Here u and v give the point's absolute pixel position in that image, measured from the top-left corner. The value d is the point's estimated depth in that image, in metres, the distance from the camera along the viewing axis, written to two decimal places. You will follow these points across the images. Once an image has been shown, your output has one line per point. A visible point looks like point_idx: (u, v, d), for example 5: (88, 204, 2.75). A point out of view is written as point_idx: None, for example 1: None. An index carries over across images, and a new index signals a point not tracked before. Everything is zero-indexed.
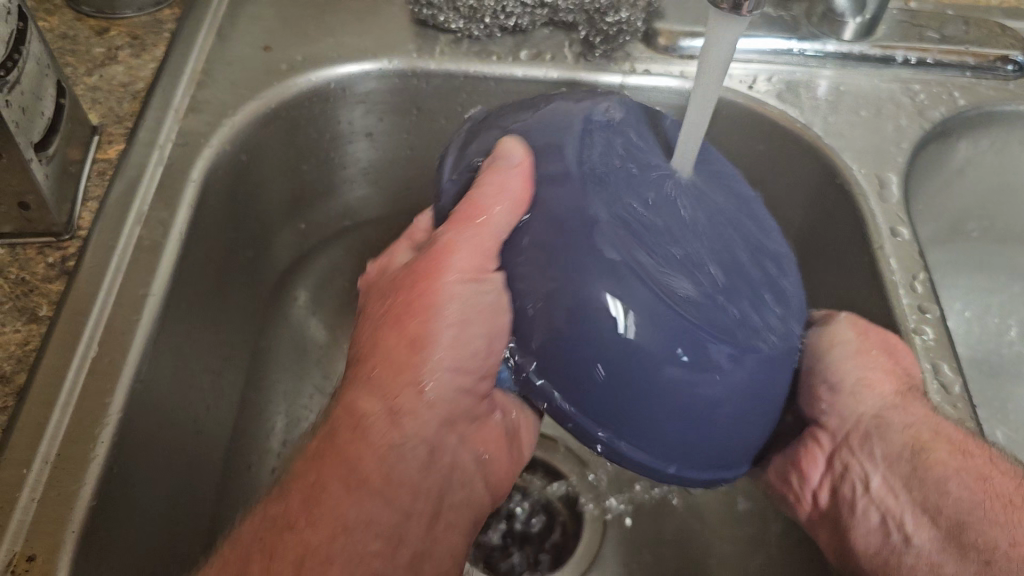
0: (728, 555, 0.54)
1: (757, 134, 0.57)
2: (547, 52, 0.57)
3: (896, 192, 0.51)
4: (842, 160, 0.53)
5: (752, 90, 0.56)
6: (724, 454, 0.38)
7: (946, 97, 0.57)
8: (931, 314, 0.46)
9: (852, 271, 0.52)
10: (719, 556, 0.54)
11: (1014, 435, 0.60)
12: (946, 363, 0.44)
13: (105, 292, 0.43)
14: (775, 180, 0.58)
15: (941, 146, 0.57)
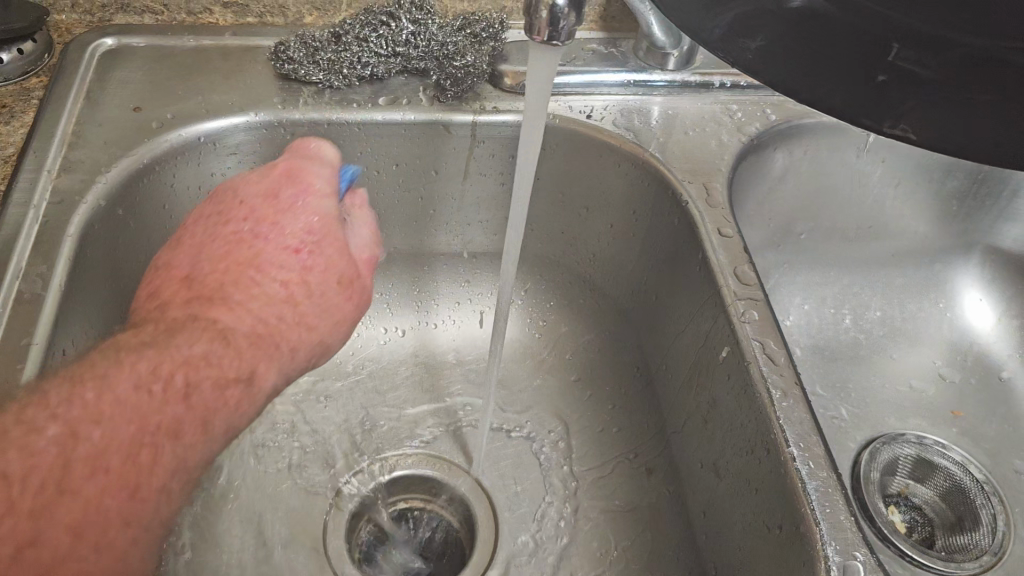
0: (623, 552, 0.57)
1: (593, 161, 0.63)
2: (403, 97, 0.61)
3: (721, 198, 0.58)
4: (674, 176, 0.59)
5: (590, 118, 0.62)
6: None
7: (759, 114, 0.65)
8: (757, 300, 0.52)
9: (685, 267, 0.58)
10: (619, 555, 0.57)
11: (855, 410, 0.70)
12: (771, 339, 0.50)
13: None
14: (603, 196, 0.64)
15: (759, 156, 0.64)
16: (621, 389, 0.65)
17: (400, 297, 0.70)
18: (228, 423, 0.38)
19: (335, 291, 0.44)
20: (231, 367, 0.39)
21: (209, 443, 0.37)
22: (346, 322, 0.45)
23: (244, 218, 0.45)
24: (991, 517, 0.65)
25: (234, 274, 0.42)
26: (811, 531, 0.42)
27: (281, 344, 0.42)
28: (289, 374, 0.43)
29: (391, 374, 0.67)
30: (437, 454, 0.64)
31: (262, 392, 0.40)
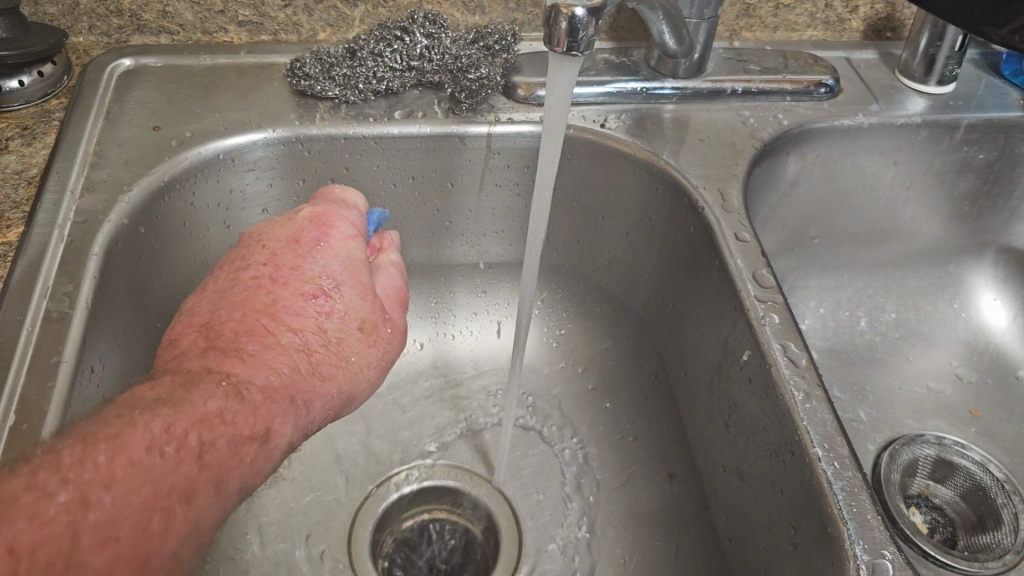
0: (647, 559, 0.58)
1: (607, 169, 0.63)
2: (418, 110, 0.62)
3: (736, 202, 0.58)
4: (689, 183, 0.59)
5: (604, 127, 0.63)
6: None
7: (772, 119, 0.65)
8: (774, 302, 0.52)
9: (702, 272, 0.58)
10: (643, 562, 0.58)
11: (874, 412, 0.71)
12: (792, 341, 0.50)
13: (23, 346, 0.45)
14: (617, 203, 0.64)
15: (773, 161, 0.65)
16: (641, 395, 0.65)
17: (419, 309, 0.70)
18: (243, 482, 0.37)
19: (356, 337, 0.44)
20: (246, 427, 0.38)
21: (222, 503, 0.36)
22: (371, 371, 0.45)
23: (264, 263, 0.45)
24: (1013, 517, 0.65)
25: (251, 322, 0.42)
26: (839, 531, 0.43)
27: (301, 396, 0.41)
28: (308, 429, 0.42)
29: (411, 385, 0.68)
30: (459, 464, 0.64)
31: (280, 449, 0.39)
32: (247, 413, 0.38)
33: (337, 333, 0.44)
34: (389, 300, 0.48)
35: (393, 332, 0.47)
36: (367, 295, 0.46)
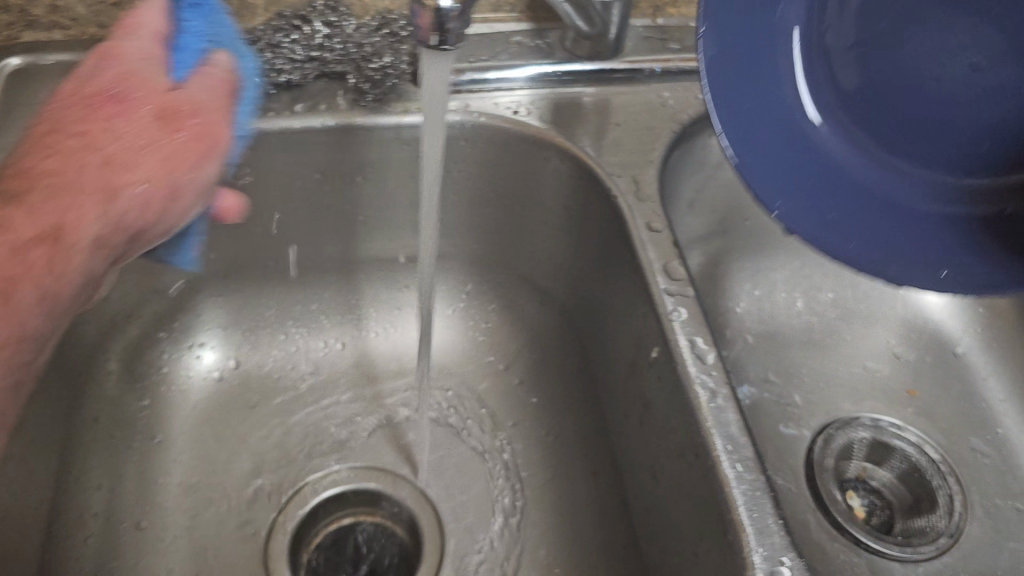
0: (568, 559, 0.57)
1: (520, 158, 0.60)
2: (321, 103, 0.59)
3: (650, 190, 0.56)
4: (602, 170, 0.57)
5: (517, 114, 0.60)
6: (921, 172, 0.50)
7: (693, 100, 0.62)
8: (685, 296, 0.50)
9: (617, 264, 0.56)
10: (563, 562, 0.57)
11: (809, 396, 0.69)
12: (700, 337, 0.48)
13: None
14: (534, 192, 0.61)
15: (695, 143, 0.63)
16: (567, 390, 0.63)
17: (339, 307, 0.68)
18: (44, 285, 0.37)
19: (152, 119, 0.39)
20: (29, 254, 0.37)
21: (19, 314, 0.37)
22: (196, 163, 0.40)
23: (68, 97, 0.40)
24: (948, 499, 0.64)
25: (43, 147, 0.39)
26: (738, 538, 0.41)
27: (102, 194, 0.38)
28: (132, 235, 0.40)
29: (332, 385, 0.66)
30: (381, 466, 0.63)
31: (86, 239, 0.38)
32: (29, 253, 0.37)
33: (121, 122, 0.39)
34: (213, 101, 0.41)
35: (205, 125, 0.40)
36: (163, 110, 0.39)
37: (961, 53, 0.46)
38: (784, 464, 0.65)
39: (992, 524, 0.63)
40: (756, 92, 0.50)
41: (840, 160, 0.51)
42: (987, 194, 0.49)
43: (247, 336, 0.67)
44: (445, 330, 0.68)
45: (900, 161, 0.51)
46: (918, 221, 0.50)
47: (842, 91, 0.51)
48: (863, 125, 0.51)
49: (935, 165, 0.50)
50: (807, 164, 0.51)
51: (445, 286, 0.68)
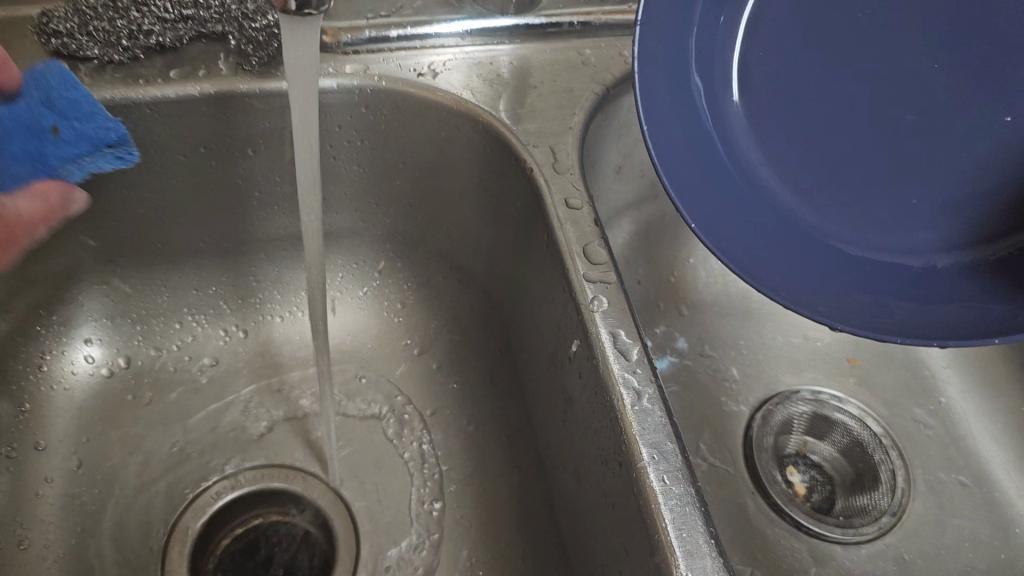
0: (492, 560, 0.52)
1: (428, 127, 0.54)
2: (200, 68, 0.53)
3: (570, 161, 0.51)
4: (517, 139, 0.51)
5: (425, 77, 0.54)
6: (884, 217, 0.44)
7: (617, 57, 0.57)
8: (608, 282, 0.45)
9: (534, 245, 0.51)
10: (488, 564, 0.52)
11: (747, 370, 0.66)
12: (623, 329, 0.44)
13: None
14: (444, 164, 0.56)
15: (622, 104, 0.57)
16: (487, 377, 0.59)
17: (238, 292, 0.62)
18: None
19: None
20: None
21: None
22: None
23: None
24: (890, 474, 0.61)
25: None
26: (666, 561, 0.37)
27: None
28: None
29: (232, 378, 0.60)
30: (290, 465, 0.58)
31: None
32: None
33: None
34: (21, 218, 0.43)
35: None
36: None
37: (897, 100, 0.44)
38: (722, 444, 0.62)
39: (936, 498, 0.61)
40: (679, 120, 0.45)
41: (763, 202, 0.45)
42: (918, 250, 0.44)
43: (138, 328, 0.60)
44: (355, 313, 0.62)
45: (828, 209, 0.45)
46: (844, 275, 0.43)
47: (770, 131, 0.46)
48: (790, 171, 0.46)
49: (864, 219, 0.45)
50: (726, 196, 0.45)
51: (354, 265, 0.62)
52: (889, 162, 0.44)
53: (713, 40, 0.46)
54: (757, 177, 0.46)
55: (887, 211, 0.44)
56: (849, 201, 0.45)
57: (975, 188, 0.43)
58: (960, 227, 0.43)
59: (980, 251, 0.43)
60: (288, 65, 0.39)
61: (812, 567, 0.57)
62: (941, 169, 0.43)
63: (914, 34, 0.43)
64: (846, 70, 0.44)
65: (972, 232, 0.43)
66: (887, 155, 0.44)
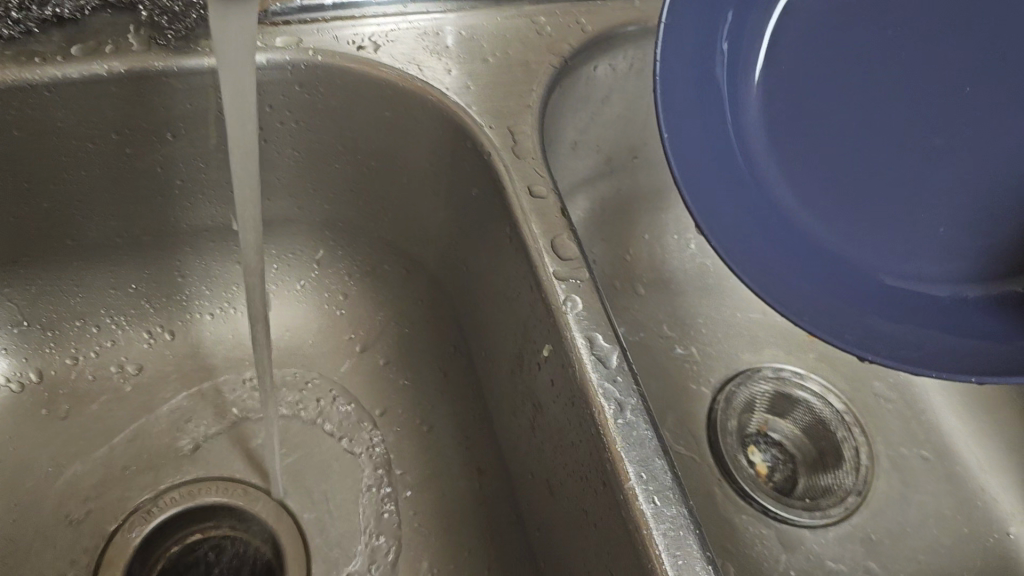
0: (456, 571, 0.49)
1: (370, 106, 0.49)
2: (106, 43, 0.46)
3: (530, 144, 0.47)
4: (471, 120, 0.47)
5: (364, 51, 0.48)
6: (905, 243, 0.43)
7: (572, 25, 0.53)
8: (580, 280, 0.42)
9: (493, 237, 0.47)
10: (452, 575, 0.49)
11: (707, 350, 0.63)
12: (601, 333, 0.40)
13: None
14: (389, 147, 0.51)
15: (579, 76, 0.53)
16: (442, 373, 0.55)
17: (162, 289, 0.56)
18: None
19: None
20: None
21: None
22: None
23: None
24: (854, 453, 0.60)
25: None
26: None
27: None
28: None
29: (159, 384, 0.55)
30: (229, 476, 0.53)
31: None
32: None
33: None
34: None
35: None
36: None
37: (920, 127, 0.43)
38: (685, 430, 0.60)
39: (899, 476, 0.60)
40: (702, 142, 0.43)
41: (788, 230, 0.44)
42: (942, 283, 0.43)
43: (51, 335, 0.54)
44: (295, 308, 0.57)
45: (850, 236, 0.44)
46: (864, 301, 0.42)
47: (794, 156, 0.45)
48: (813, 198, 0.44)
49: (887, 248, 0.43)
50: (753, 223, 0.42)
51: (291, 254, 0.57)
52: (911, 190, 0.43)
53: (736, 60, 0.45)
54: (773, 190, 0.44)
55: (908, 239, 0.43)
56: (867, 224, 0.44)
57: (997, 220, 0.42)
58: (982, 259, 0.42)
59: (1004, 286, 0.42)
60: (216, 45, 0.35)
61: (782, 555, 0.55)
62: (967, 200, 0.42)
63: (935, 60, 0.43)
64: (869, 95, 0.43)
65: (994, 266, 0.42)
66: (910, 184, 0.43)
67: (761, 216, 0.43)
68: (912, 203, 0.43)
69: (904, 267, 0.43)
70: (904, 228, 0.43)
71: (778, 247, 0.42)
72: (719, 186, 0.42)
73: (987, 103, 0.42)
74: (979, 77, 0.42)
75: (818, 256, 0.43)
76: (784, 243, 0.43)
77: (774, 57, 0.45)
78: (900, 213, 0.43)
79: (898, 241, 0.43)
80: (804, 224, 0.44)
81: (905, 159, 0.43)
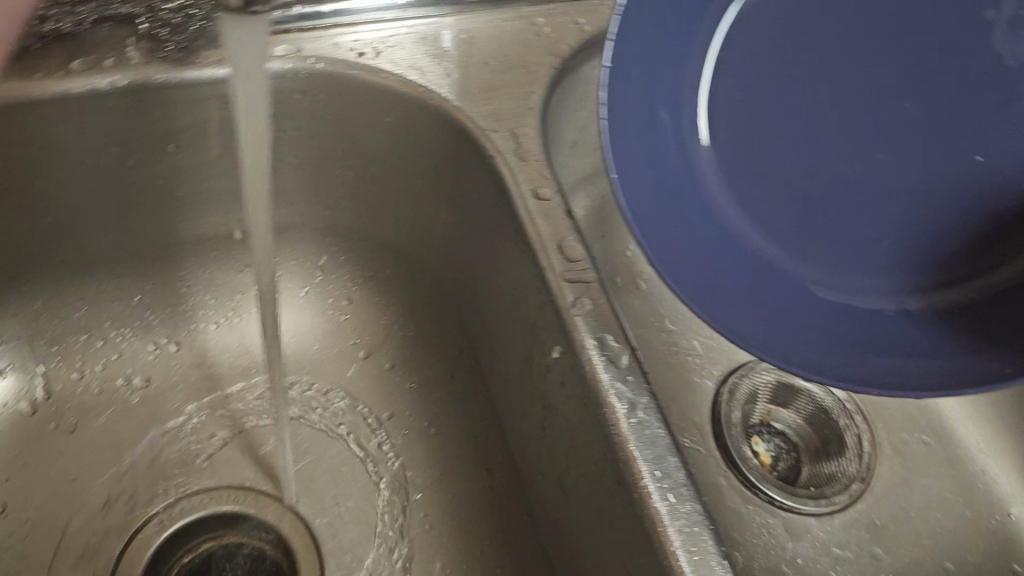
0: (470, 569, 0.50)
1: (370, 112, 0.50)
2: (106, 57, 0.46)
3: (533, 145, 0.47)
4: (473, 124, 0.47)
5: (363, 57, 0.49)
6: (851, 259, 0.43)
7: (571, 25, 0.53)
8: (587, 282, 0.42)
9: (498, 240, 0.47)
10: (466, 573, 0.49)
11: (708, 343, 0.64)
12: (610, 333, 0.41)
13: None
14: (390, 152, 0.52)
15: (578, 77, 0.53)
16: (448, 374, 0.55)
17: (167, 299, 0.56)
18: None
19: None
20: None
21: None
22: None
23: None
24: (856, 440, 0.60)
25: None
26: None
27: None
28: None
29: (168, 394, 0.55)
30: (241, 484, 0.53)
31: None
32: None
33: None
34: None
35: None
36: None
37: (862, 137, 0.42)
38: (689, 423, 0.61)
39: (901, 461, 0.61)
40: (639, 154, 0.43)
41: (734, 254, 0.43)
42: (881, 296, 0.42)
43: (57, 349, 0.54)
44: (300, 314, 0.58)
45: (796, 254, 0.44)
46: (809, 320, 0.41)
47: (736, 165, 0.45)
48: (752, 207, 0.44)
49: (834, 264, 0.43)
50: (698, 245, 0.43)
51: (295, 262, 0.58)
52: (853, 206, 0.43)
53: (680, 67, 0.44)
54: (723, 211, 0.45)
55: (855, 254, 0.43)
56: (813, 241, 0.43)
57: (944, 234, 0.41)
58: (923, 272, 0.42)
59: (950, 298, 0.41)
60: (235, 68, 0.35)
61: (788, 542, 0.56)
62: (915, 211, 0.42)
63: (882, 67, 0.42)
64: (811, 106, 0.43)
65: (943, 277, 0.42)
66: (851, 200, 0.43)
67: (708, 237, 0.43)
68: (856, 218, 0.43)
69: (851, 283, 0.42)
70: (850, 243, 0.43)
71: (724, 269, 0.42)
72: (664, 210, 0.43)
73: (932, 110, 0.41)
74: (933, 82, 0.41)
75: (766, 277, 0.43)
76: (730, 264, 0.43)
77: (721, 63, 0.44)
78: (843, 228, 0.43)
79: (845, 256, 0.43)
80: (752, 244, 0.44)
81: (846, 174, 0.43)
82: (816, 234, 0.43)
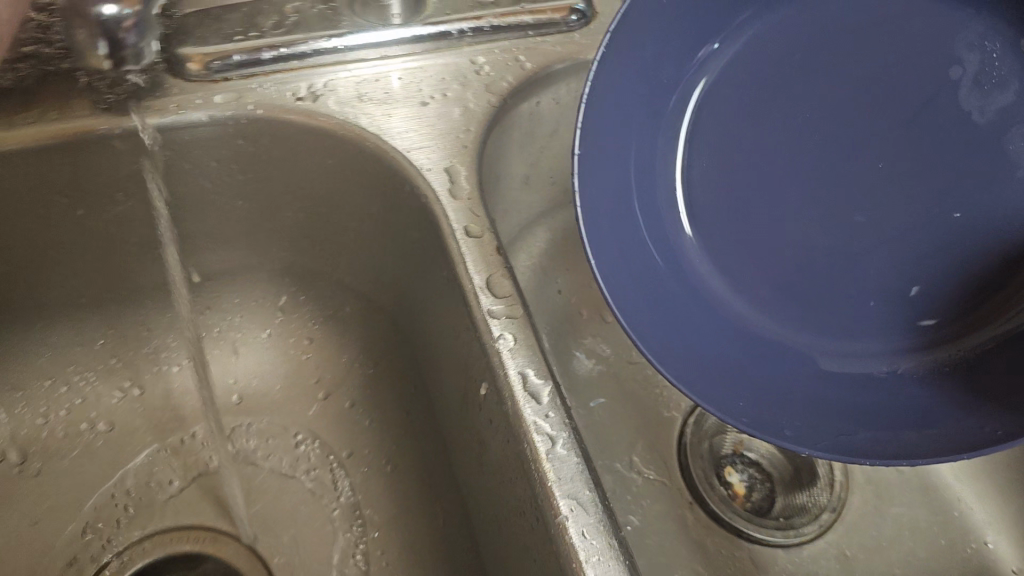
0: None
1: (312, 154, 0.51)
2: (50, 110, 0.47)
3: (467, 183, 0.47)
4: (409, 164, 0.48)
5: (303, 100, 0.49)
6: (834, 321, 0.42)
7: (512, 63, 0.53)
8: (514, 316, 0.42)
9: (436, 277, 0.48)
10: None
11: None
12: (532, 368, 0.41)
13: None
14: (336, 194, 0.52)
15: (522, 113, 0.54)
16: (403, 411, 0.56)
17: (130, 343, 0.58)
18: None
19: None
20: None
21: None
22: None
23: None
24: (827, 469, 0.60)
25: None
26: None
27: None
28: None
29: (128, 437, 0.56)
30: (199, 524, 0.54)
31: None
32: None
33: None
34: None
35: None
36: None
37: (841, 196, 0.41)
38: (654, 454, 0.60)
39: (874, 489, 0.60)
40: (613, 221, 0.42)
41: (715, 323, 0.43)
42: (870, 356, 0.41)
43: (21, 393, 0.55)
44: (262, 356, 0.59)
45: (781, 319, 0.43)
46: (792, 389, 0.40)
47: (712, 231, 0.44)
48: (733, 274, 0.44)
49: (818, 328, 0.42)
50: (673, 317, 0.42)
51: (256, 305, 0.59)
52: (836, 267, 0.42)
53: (653, 135, 0.44)
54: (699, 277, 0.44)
55: (841, 316, 0.42)
56: (795, 305, 0.42)
57: (924, 293, 0.41)
58: (909, 331, 0.41)
59: (941, 359, 0.40)
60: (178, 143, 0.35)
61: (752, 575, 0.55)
62: (898, 271, 0.41)
63: (854, 121, 0.41)
64: (787, 166, 0.42)
65: (930, 338, 0.41)
66: (833, 261, 0.42)
67: (686, 307, 0.43)
68: (838, 279, 0.42)
69: (836, 346, 0.42)
70: (834, 306, 0.42)
71: (702, 341, 0.41)
72: (638, 278, 0.42)
73: (910, 166, 0.40)
74: (910, 140, 0.40)
75: (747, 345, 0.42)
76: (708, 335, 0.42)
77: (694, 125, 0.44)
78: (825, 289, 0.42)
79: (830, 319, 0.42)
80: (732, 311, 0.43)
81: (825, 235, 0.42)
82: (798, 298, 0.42)
